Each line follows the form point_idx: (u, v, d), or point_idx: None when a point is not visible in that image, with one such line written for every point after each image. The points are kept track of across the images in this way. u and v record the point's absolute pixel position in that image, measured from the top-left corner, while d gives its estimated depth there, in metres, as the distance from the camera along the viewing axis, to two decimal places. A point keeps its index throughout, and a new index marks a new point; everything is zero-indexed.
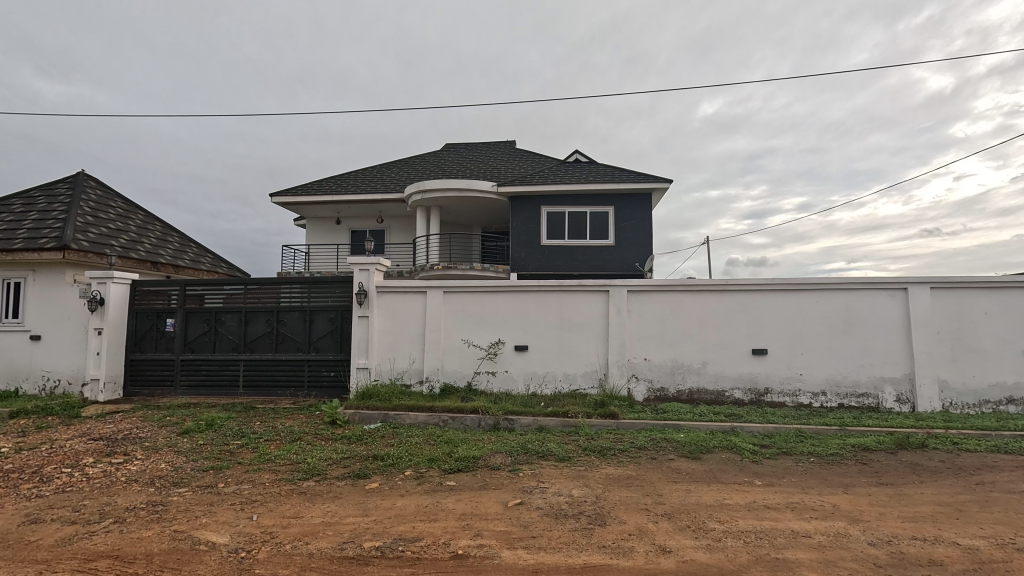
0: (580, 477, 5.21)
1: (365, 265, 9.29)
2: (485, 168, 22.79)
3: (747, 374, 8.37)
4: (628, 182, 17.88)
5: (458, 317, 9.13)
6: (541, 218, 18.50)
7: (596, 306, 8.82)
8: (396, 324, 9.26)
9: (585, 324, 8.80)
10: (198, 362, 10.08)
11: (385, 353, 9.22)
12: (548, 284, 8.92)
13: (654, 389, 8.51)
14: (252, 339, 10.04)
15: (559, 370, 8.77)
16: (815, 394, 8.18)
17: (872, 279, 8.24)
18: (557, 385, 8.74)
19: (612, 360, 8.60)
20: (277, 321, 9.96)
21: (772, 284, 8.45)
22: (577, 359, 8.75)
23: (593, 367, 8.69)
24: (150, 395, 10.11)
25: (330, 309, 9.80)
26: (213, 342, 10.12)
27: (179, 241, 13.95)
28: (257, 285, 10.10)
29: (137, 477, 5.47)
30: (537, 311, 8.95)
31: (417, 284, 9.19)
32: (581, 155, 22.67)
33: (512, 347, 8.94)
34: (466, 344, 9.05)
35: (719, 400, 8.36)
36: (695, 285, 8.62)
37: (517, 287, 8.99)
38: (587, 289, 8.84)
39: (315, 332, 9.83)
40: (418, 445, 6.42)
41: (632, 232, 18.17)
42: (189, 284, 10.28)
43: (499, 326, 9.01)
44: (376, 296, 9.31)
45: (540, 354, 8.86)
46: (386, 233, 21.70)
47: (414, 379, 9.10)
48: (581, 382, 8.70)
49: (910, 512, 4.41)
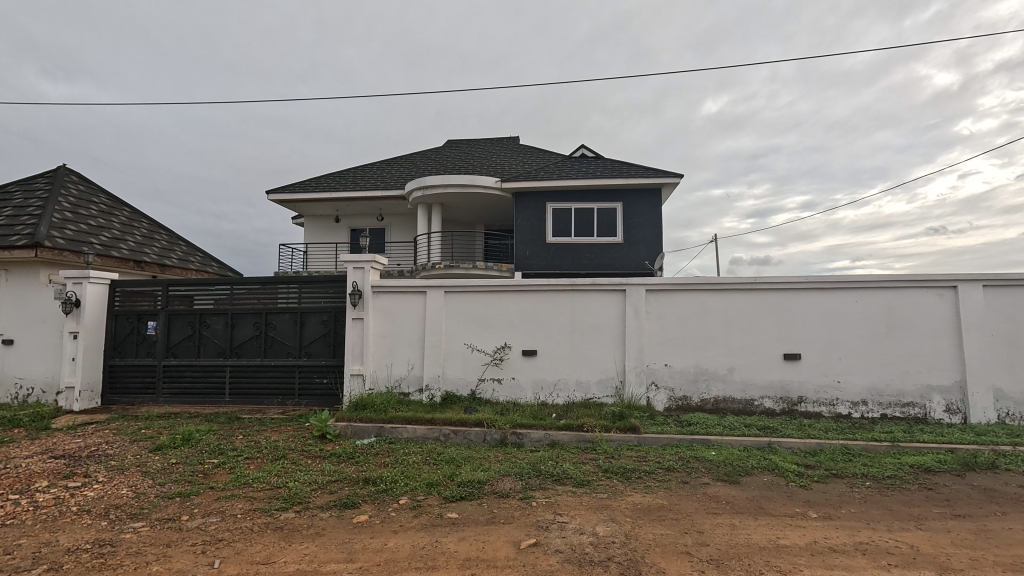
0: (604, 509, 4.45)
1: (359, 262, 8.58)
2: (488, 163, 22.06)
3: (779, 382, 7.61)
4: (638, 177, 17.08)
5: (460, 320, 8.39)
6: (546, 215, 17.74)
7: (611, 307, 8.07)
8: (393, 327, 8.53)
9: (599, 327, 8.05)
10: (181, 369, 9.37)
11: (381, 359, 8.49)
12: (559, 283, 8.17)
13: (676, 398, 7.77)
14: (239, 343, 9.33)
15: (571, 378, 8.03)
16: (854, 404, 7.42)
17: (917, 276, 7.46)
18: (569, 394, 7.99)
19: (630, 367, 7.86)
20: (266, 324, 9.26)
21: (806, 282, 7.68)
22: (591, 366, 8.00)
23: (608, 374, 7.94)
24: (129, 404, 9.41)
25: (322, 311, 9.07)
26: (197, 347, 9.41)
27: (167, 239, 13.24)
28: (244, 285, 9.40)
29: (91, 507, 4.75)
30: (547, 312, 8.21)
31: (416, 283, 8.46)
32: (587, 150, 21.90)
33: (519, 352, 8.20)
34: (469, 349, 8.31)
35: (748, 410, 7.60)
36: (721, 283, 7.87)
37: (525, 287, 8.25)
38: (601, 288, 8.09)
39: (306, 336, 9.11)
40: (416, 466, 5.68)
41: (641, 229, 17.39)
42: (173, 285, 9.58)
43: (505, 330, 8.27)
44: (372, 297, 8.58)
45: (550, 360, 8.12)
46: (386, 231, 20.98)
47: (412, 387, 8.37)
48: (595, 390, 7.95)
49: (1008, 558, 3.64)
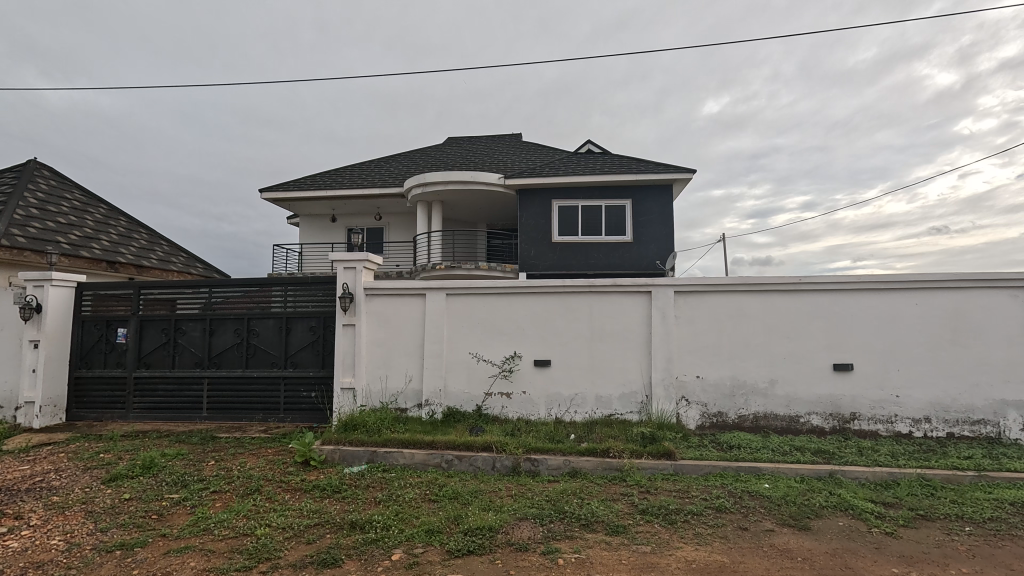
0: (649, 570, 3.51)
1: (351, 262, 7.66)
2: (490, 160, 21.14)
3: (828, 396, 6.67)
4: (648, 172, 16.13)
5: (464, 326, 7.46)
6: (552, 213, 16.81)
7: (634, 312, 7.13)
8: (389, 334, 7.60)
9: (622, 334, 7.12)
10: (154, 381, 8.45)
11: (375, 370, 7.56)
12: (575, 284, 7.24)
13: (710, 414, 6.84)
14: (218, 352, 8.39)
15: (590, 392, 7.09)
16: (916, 421, 6.48)
17: (987, 274, 6.50)
18: (588, 410, 7.07)
19: (657, 379, 6.92)
20: (248, 330, 8.34)
21: (857, 282, 6.75)
22: (612, 378, 7.07)
23: (632, 388, 7.01)
24: (97, 420, 8.48)
25: (311, 316, 8.16)
26: (172, 357, 8.48)
27: (148, 239, 12.34)
28: (224, 287, 8.49)
29: (9, 566, 3.81)
30: (562, 317, 7.28)
31: (414, 285, 7.53)
32: (593, 145, 20.97)
33: (531, 362, 7.27)
34: (474, 359, 7.38)
35: (792, 429, 6.66)
36: (761, 284, 6.93)
37: (537, 289, 7.32)
38: (623, 290, 7.16)
39: (292, 344, 8.19)
40: (414, 506, 4.73)
41: (652, 227, 16.45)
42: (146, 287, 8.67)
43: (515, 337, 7.33)
44: (365, 300, 7.66)
45: (566, 371, 7.19)
46: (384, 231, 20.05)
47: (410, 402, 7.43)
48: (616, 406, 7.02)
49: None
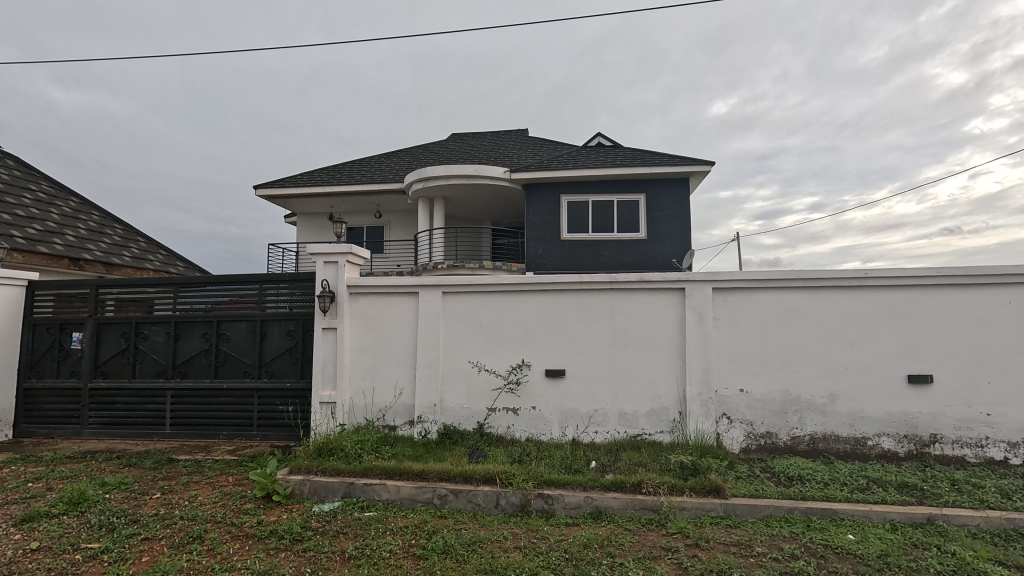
0: None
1: (333, 255, 6.60)
2: (495, 155, 20.08)
3: (902, 415, 5.52)
4: (664, 163, 14.98)
5: (464, 330, 6.36)
6: (560, 209, 15.70)
7: (665, 313, 6.02)
8: (376, 339, 6.52)
9: (650, 339, 6.01)
10: (111, 393, 7.42)
11: (359, 381, 6.49)
12: (594, 281, 6.13)
13: (756, 435, 5.73)
14: (183, 360, 7.35)
15: (612, 408, 5.99)
16: (1012, 446, 5.31)
17: None
18: (609, 430, 5.97)
19: (692, 393, 5.82)
20: (218, 335, 7.30)
21: (937, 277, 5.58)
22: (638, 392, 5.96)
23: (663, 404, 5.90)
24: (47, 438, 7.46)
25: (289, 318, 7.11)
26: (132, 365, 7.45)
27: (123, 234, 11.37)
28: (191, 286, 7.46)
29: None
30: (578, 319, 6.18)
31: (405, 281, 6.46)
32: (604, 138, 19.84)
33: (541, 372, 6.17)
34: (474, 369, 6.28)
35: (858, 454, 5.54)
36: (817, 280, 5.80)
37: (548, 286, 6.22)
38: (652, 287, 6.04)
39: (267, 351, 7.15)
40: (392, 566, 3.63)
41: (667, 224, 15.29)
42: (105, 287, 7.66)
43: (523, 343, 6.24)
44: (348, 300, 6.59)
45: (583, 383, 6.08)
46: (385, 230, 19.00)
47: (399, 419, 6.36)
48: (643, 425, 5.92)
49: None
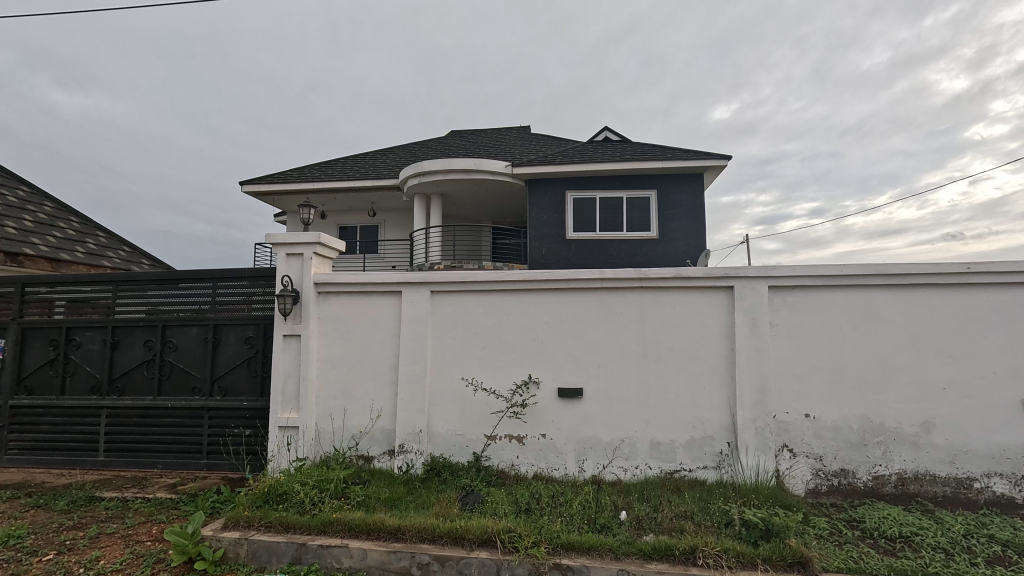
0: None
1: (298, 247, 5.39)
2: (496, 151, 18.89)
3: (1018, 450, 4.30)
4: (679, 157, 13.76)
5: (457, 339, 5.14)
6: (564, 206, 14.49)
7: (708, 318, 4.80)
8: (349, 349, 5.31)
9: (689, 350, 4.80)
10: (36, 413, 6.20)
11: (327, 401, 5.27)
12: (619, 278, 4.91)
13: (828, 474, 4.51)
14: (120, 373, 6.13)
15: (643, 437, 4.78)
16: None
17: None
18: (639, 466, 4.76)
19: (745, 420, 4.60)
20: (162, 343, 6.08)
21: None
22: (675, 418, 4.75)
23: (706, 434, 4.70)
24: None
25: (247, 323, 5.90)
26: (62, 379, 6.23)
27: (80, 228, 10.17)
28: (132, 284, 6.25)
29: None
30: (599, 325, 4.96)
31: (384, 278, 5.25)
32: (611, 133, 18.64)
33: (553, 392, 4.94)
34: (469, 387, 5.06)
35: (962, 500, 4.32)
36: (904, 276, 4.56)
37: (562, 284, 5.00)
38: (692, 286, 4.83)
39: (220, 363, 5.93)
40: None
41: (680, 222, 14.08)
42: (33, 285, 6.47)
43: (530, 355, 5.02)
44: (316, 301, 5.38)
45: (605, 406, 4.86)
46: (378, 229, 17.77)
47: (377, 449, 5.14)
48: (681, 459, 4.72)
49: None
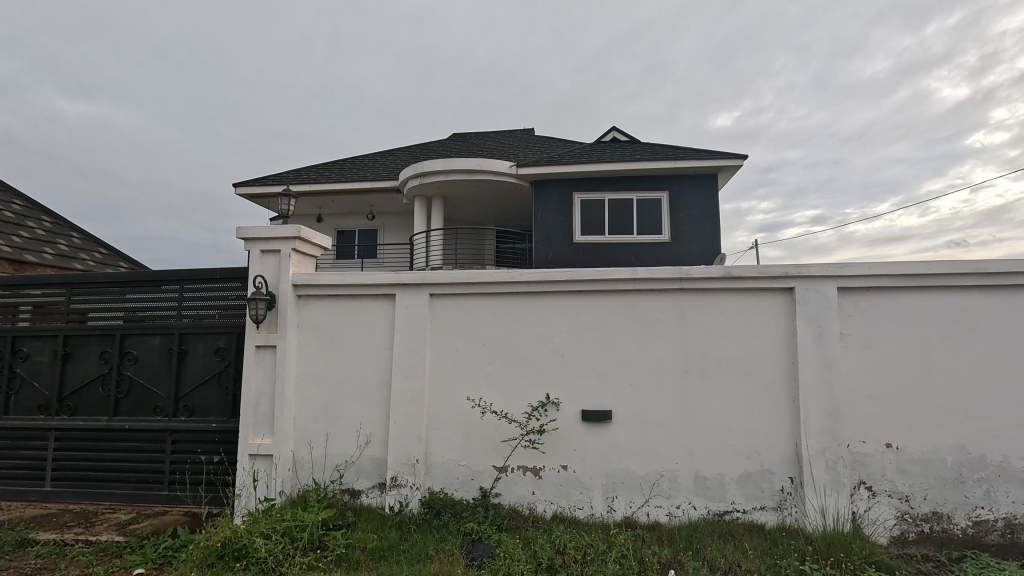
0: None
1: (274, 242, 4.58)
2: (499, 152, 18.14)
3: None
4: (692, 156, 12.97)
5: (460, 351, 4.32)
6: (571, 208, 13.69)
7: (763, 326, 3.99)
8: (333, 363, 4.50)
9: (740, 365, 3.99)
10: None
11: (307, 424, 4.46)
12: (654, 279, 4.10)
13: (916, 519, 3.67)
14: (72, 389, 5.31)
15: (686, 470, 3.95)
16: None
17: None
18: (681, 506, 3.92)
19: (812, 451, 3.78)
20: (121, 354, 5.27)
21: None
22: (724, 447, 3.93)
23: (763, 467, 3.88)
24: None
25: (217, 331, 5.10)
26: (6, 397, 5.42)
27: (52, 227, 9.40)
28: (89, 287, 5.46)
29: None
30: (632, 335, 4.14)
31: (374, 280, 4.45)
32: (618, 133, 17.85)
33: (576, 415, 4.12)
34: (475, 409, 4.24)
35: None
36: (1007, 276, 3.73)
37: (586, 286, 4.19)
38: (743, 287, 4.01)
39: (186, 377, 5.12)
40: None
41: (694, 224, 13.24)
42: None
43: (548, 371, 4.20)
44: (295, 305, 4.57)
45: (639, 432, 4.03)
46: (377, 233, 16.99)
47: (365, 481, 4.32)
48: (734, 497, 3.89)
49: None
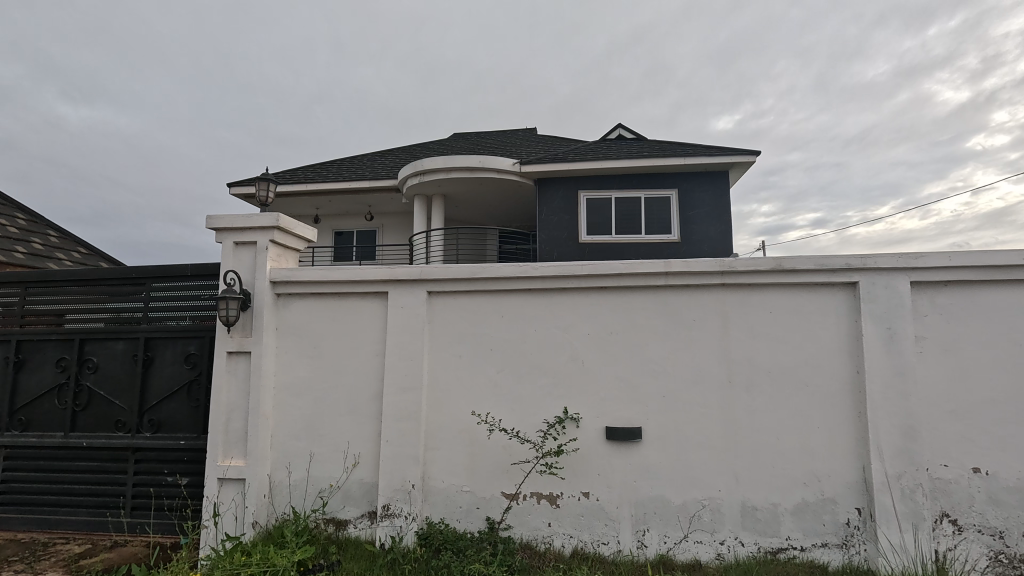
0: None
1: (250, 233, 3.98)
2: (501, 150, 17.54)
3: None
4: (704, 153, 12.35)
5: (463, 358, 3.71)
6: (576, 207, 13.09)
7: (822, 329, 3.37)
8: (317, 372, 3.89)
9: (795, 375, 3.37)
10: None
11: (286, 443, 3.85)
12: (692, 274, 3.48)
13: (1013, 560, 3.05)
14: (25, 401, 4.71)
15: (731, 500, 3.33)
16: None
17: None
18: (726, 542, 3.31)
19: (885, 477, 3.16)
20: (80, 362, 4.67)
21: None
22: (777, 472, 3.31)
23: (824, 496, 3.26)
24: None
25: (188, 336, 4.49)
26: None
27: (27, 225, 8.81)
28: (47, 287, 4.86)
29: None
30: (664, 338, 3.52)
31: (363, 277, 3.84)
32: (624, 131, 17.25)
33: (600, 434, 3.50)
34: (481, 426, 3.63)
35: None
36: None
37: (611, 283, 3.58)
38: (797, 283, 3.41)
39: (151, 388, 4.51)
40: None
41: (705, 224, 12.60)
42: None
43: (566, 382, 3.59)
44: (273, 306, 3.96)
45: (675, 454, 3.41)
46: (376, 234, 16.38)
47: (353, 511, 3.70)
48: (790, 532, 3.27)
49: None
